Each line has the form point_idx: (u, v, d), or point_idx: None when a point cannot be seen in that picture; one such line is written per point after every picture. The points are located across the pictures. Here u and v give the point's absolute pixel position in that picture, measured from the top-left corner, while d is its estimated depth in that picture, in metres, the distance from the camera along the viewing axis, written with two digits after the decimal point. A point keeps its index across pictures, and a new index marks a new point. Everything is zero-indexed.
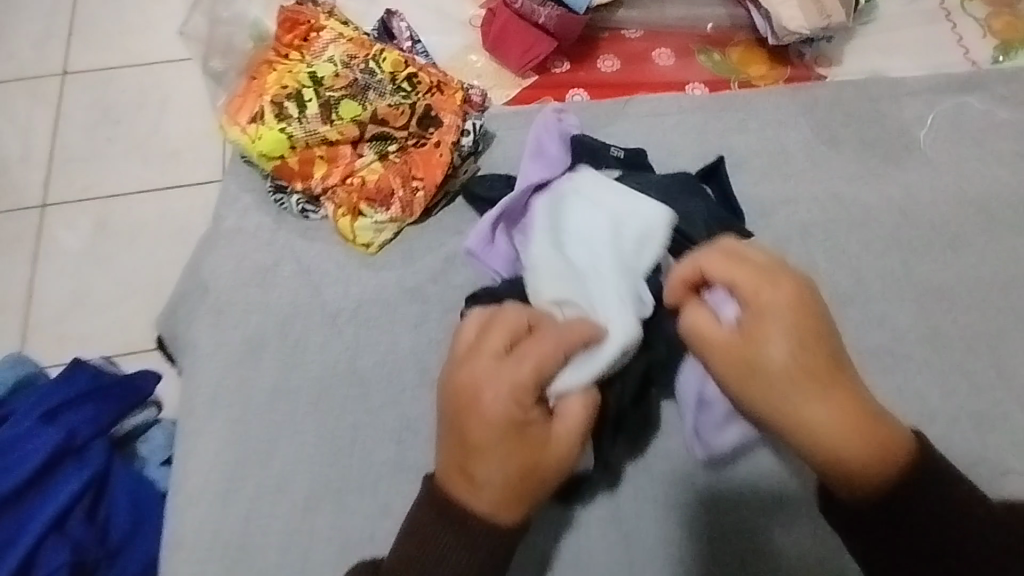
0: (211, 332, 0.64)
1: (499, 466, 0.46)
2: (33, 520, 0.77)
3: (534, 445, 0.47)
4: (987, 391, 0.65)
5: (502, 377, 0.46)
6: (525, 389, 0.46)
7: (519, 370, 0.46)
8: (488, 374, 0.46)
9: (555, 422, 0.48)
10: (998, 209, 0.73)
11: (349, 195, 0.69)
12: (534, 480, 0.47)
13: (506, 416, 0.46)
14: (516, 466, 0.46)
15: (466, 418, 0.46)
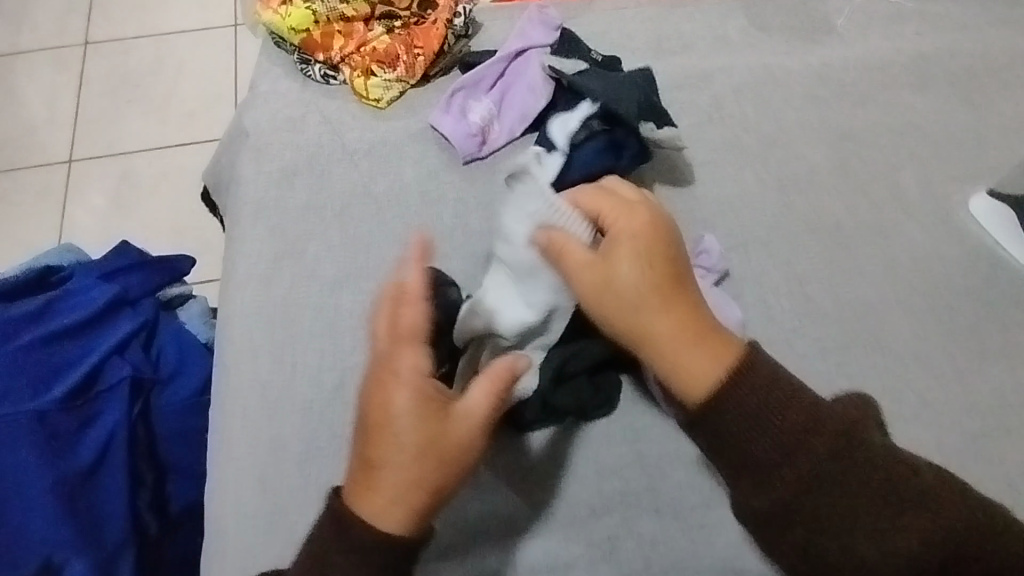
0: (254, 165, 0.80)
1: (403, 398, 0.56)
2: (98, 346, 0.91)
3: (437, 425, 0.56)
4: (887, 205, 0.79)
5: (407, 375, 0.57)
6: (431, 395, 0.57)
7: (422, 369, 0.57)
8: (402, 383, 0.56)
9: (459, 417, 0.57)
10: (898, 71, 0.88)
11: (363, 59, 0.84)
12: (436, 446, 0.56)
13: (405, 405, 0.56)
14: (420, 423, 0.56)
15: (380, 411, 0.56)
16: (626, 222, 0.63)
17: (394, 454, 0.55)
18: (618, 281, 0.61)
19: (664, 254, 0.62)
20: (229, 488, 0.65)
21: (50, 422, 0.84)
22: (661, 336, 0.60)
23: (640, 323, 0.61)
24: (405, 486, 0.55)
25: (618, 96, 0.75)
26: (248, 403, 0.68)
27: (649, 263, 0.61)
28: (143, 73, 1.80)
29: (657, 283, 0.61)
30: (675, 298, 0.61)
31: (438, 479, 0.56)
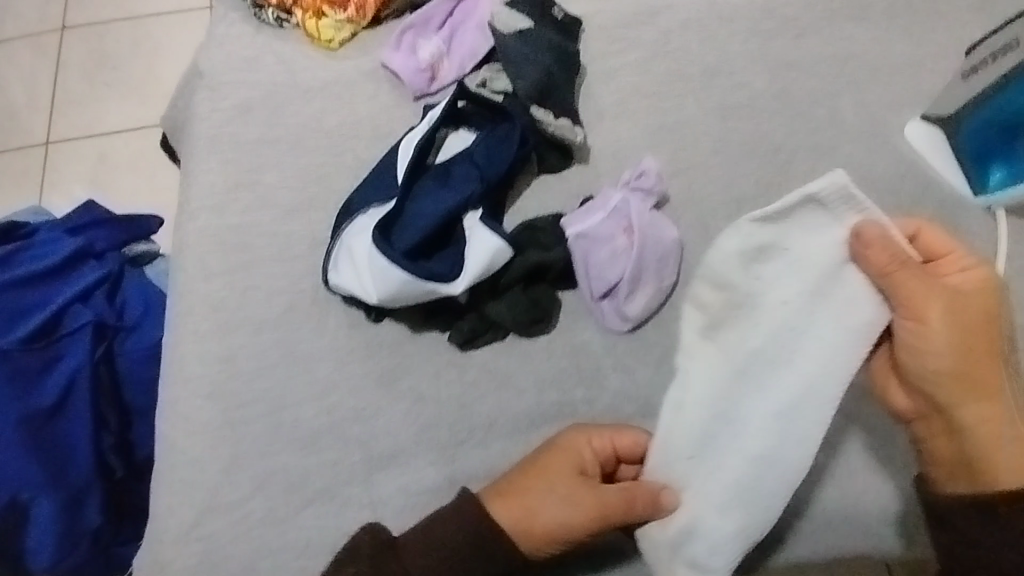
0: (208, 104, 0.81)
1: (553, 493, 0.61)
2: (62, 294, 0.91)
3: (589, 493, 0.61)
4: (824, 132, 0.82)
5: (573, 458, 0.62)
6: (626, 498, 0.61)
7: (586, 463, 0.63)
8: (580, 450, 0.63)
9: (641, 479, 0.63)
10: (840, 4, 0.89)
11: (314, 1, 0.85)
12: (599, 517, 0.60)
13: (570, 470, 0.62)
14: (576, 500, 0.61)
15: (546, 460, 0.63)
16: (971, 285, 0.56)
17: (540, 503, 0.61)
18: (941, 366, 0.55)
19: (974, 326, 0.55)
20: (180, 405, 0.67)
21: (13, 364, 0.85)
22: (937, 369, 0.56)
23: (927, 377, 0.56)
24: (540, 528, 0.61)
25: (541, 50, 0.80)
26: (199, 327, 0.70)
27: (952, 347, 0.55)
28: (119, 52, 1.81)
29: (972, 352, 0.55)
30: (972, 336, 0.55)
31: (556, 529, 0.60)
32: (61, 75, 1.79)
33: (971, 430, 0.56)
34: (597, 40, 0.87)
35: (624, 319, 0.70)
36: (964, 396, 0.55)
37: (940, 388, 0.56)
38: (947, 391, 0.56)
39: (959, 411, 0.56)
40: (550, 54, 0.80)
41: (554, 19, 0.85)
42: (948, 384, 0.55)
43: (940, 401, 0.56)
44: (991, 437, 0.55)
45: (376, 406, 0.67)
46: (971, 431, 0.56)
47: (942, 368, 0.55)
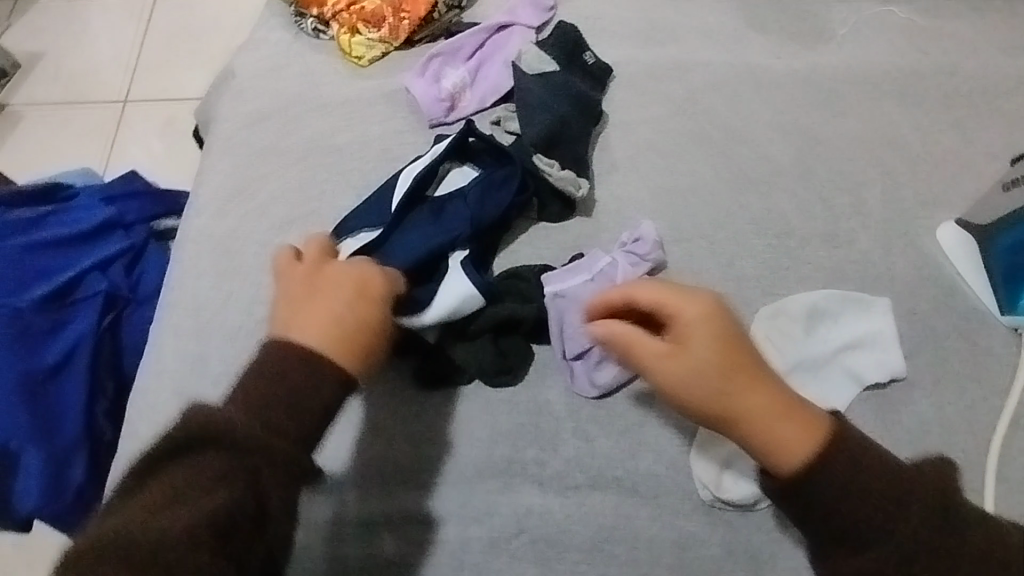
0: (234, 106, 0.84)
1: (342, 300, 0.60)
2: (83, 260, 0.97)
3: (374, 317, 0.61)
4: (844, 220, 0.78)
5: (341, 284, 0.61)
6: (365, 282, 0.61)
7: (338, 288, 0.61)
8: (357, 275, 0.62)
9: (339, 267, 0.63)
10: (888, 87, 0.85)
11: (351, 18, 0.88)
12: (367, 331, 0.59)
13: (344, 301, 0.60)
14: (355, 302, 0.60)
15: (328, 280, 0.61)
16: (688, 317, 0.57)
17: (317, 316, 0.59)
18: (670, 378, 0.56)
19: (739, 352, 0.56)
20: (149, 397, 0.69)
21: (25, 320, 0.91)
22: (695, 372, 0.56)
23: (682, 392, 0.56)
24: (323, 342, 0.58)
25: (558, 96, 0.79)
26: (181, 321, 0.72)
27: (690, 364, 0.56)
28: (198, 26, 1.89)
29: (728, 371, 0.56)
30: (711, 369, 0.56)
31: (352, 357, 0.59)
32: (142, 41, 1.89)
33: (751, 416, 0.55)
34: (624, 91, 0.85)
35: (591, 385, 0.67)
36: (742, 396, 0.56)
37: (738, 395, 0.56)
38: (734, 381, 0.55)
39: (760, 393, 0.56)
40: (567, 100, 0.79)
41: (583, 66, 0.84)
42: (741, 394, 0.55)
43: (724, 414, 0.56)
44: (765, 437, 0.55)
45: (329, 430, 0.68)
46: (748, 421, 0.55)
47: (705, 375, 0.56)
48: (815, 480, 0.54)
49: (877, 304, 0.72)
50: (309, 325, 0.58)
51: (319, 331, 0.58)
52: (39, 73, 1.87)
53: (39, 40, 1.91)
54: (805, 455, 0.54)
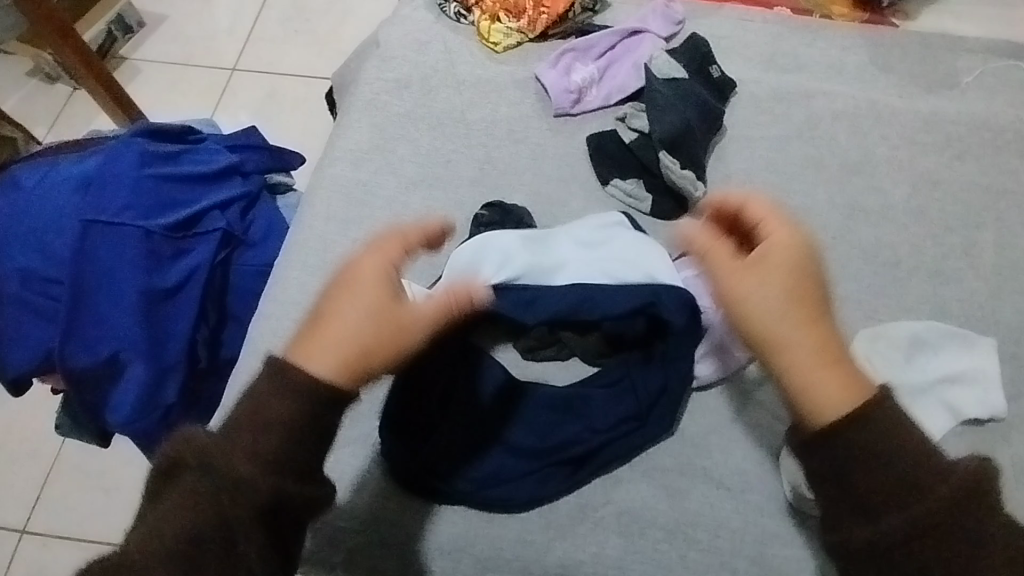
0: (375, 72, 0.90)
1: (354, 309, 0.57)
2: (206, 198, 1.00)
3: (393, 311, 0.58)
4: (952, 260, 0.78)
5: (354, 303, 0.57)
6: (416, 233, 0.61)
7: (368, 296, 0.58)
8: (374, 253, 0.59)
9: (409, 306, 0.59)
10: (1010, 138, 0.85)
11: (493, 6, 0.93)
12: (372, 358, 0.57)
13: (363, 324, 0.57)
14: (370, 327, 0.57)
15: (321, 328, 0.57)
16: (772, 263, 0.60)
17: (335, 332, 0.57)
18: (734, 288, 0.60)
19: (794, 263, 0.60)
20: (272, 322, 0.75)
21: (153, 243, 0.93)
22: (767, 311, 0.58)
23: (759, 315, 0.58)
24: (341, 360, 0.56)
25: (684, 104, 0.82)
26: (308, 260, 0.78)
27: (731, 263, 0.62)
28: (314, 7, 2.00)
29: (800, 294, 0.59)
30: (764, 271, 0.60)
31: (367, 363, 0.57)
32: (261, 14, 2.01)
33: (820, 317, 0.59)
34: (745, 107, 0.88)
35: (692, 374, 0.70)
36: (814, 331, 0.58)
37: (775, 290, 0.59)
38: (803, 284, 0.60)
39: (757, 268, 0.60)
40: (692, 108, 0.82)
41: (709, 77, 0.87)
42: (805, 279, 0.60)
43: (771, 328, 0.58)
44: (803, 379, 0.56)
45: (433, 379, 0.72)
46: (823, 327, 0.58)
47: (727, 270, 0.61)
48: (847, 433, 0.54)
49: (981, 341, 0.72)
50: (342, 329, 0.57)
51: (324, 367, 0.56)
52: (163, 32, 2.01)
53: (166, 2, 2.05)
54: (846, 399, 0.55)
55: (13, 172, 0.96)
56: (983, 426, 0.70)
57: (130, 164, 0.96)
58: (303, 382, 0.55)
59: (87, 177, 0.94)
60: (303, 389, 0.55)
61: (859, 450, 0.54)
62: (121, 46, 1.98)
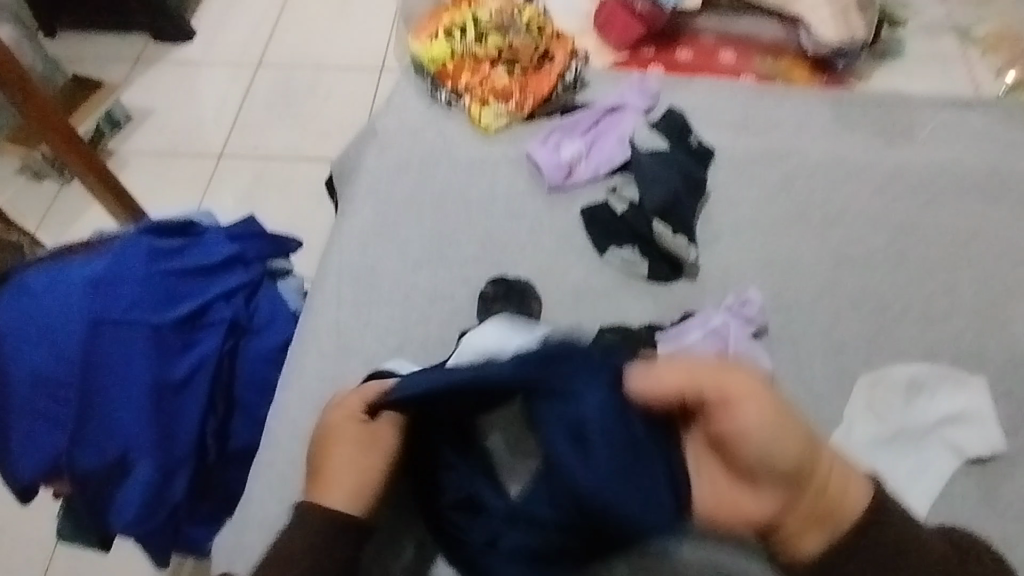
0: (375, 159, 0.95)
1: (335, 500, 0.66)
2: (211, 289, 1.01)
3: (369, 436, 0.69)
4: (935, 301, 0.83)
5: (345, 440, 0.69)
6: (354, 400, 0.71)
7: (347, 427, 0.69)
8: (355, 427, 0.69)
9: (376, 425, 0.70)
10: (971, 184, 0.92)
11: (482, 93, 0.99)
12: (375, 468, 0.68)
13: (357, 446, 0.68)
14: (361, 456, 0.68)
15: (322, 457, 0.69)
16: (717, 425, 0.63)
17: (336, 474, 0.67)
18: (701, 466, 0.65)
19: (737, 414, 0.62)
20: (291, 410, 0.76)
21: (162, 337, 0.94)
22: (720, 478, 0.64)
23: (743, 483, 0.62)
24: (351, 492, 0.67)
25: (670, 172, 0.88)
26: (322, 345, 0.80)
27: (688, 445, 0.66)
28: (298, 95, 2.09)
29: (778, 454, 0.61)
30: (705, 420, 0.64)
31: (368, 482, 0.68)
32: (246, 104, 2.09)
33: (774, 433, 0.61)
34: (726, 171, 0.94)
35: None
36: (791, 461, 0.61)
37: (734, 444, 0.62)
38: (762, 431, 0.62)
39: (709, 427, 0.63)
40: (677, 175, 0.88)
41: (690, 146, 0.93)
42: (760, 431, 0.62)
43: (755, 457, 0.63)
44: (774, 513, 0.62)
45: None
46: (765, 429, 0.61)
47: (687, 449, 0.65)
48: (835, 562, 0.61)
49: (974, 379, 0.76)
50: (337, 480, 0.67)
51: (341, 499, 0.66)
52: (152, 125, 2.07)
53: (153, 96, 2.13)
54: (828, 536, 0.61)
55: (20, 277, 0.97)
56: (986, 463, 0.72)
57: (138, 261, 0.98)
58: (333, 520, 0.65)
59: (94, 276, 0.95)
60: (338, 534, 0.65)
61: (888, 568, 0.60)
62: (109, 141, 2.03)
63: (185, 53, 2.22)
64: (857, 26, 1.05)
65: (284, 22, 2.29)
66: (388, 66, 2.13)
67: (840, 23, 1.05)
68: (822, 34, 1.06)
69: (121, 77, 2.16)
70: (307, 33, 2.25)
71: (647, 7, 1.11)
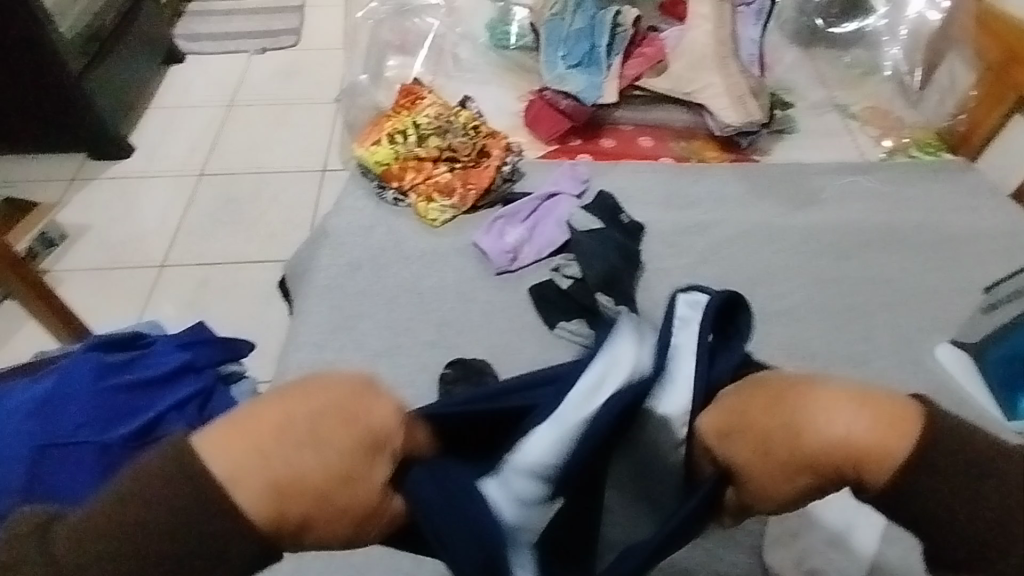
0: (329, 257, 0.99)
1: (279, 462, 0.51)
2: (160, 401, 0.95)
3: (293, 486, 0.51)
4: (857, 344, 0.91)
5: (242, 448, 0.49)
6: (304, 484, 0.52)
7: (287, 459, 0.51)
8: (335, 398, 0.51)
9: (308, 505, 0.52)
10: (871, 238, 1.03)
11: (427, 190, 1.07)
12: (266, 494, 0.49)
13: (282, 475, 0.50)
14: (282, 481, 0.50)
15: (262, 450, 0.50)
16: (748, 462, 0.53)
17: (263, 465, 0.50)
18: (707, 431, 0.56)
19: (735, 426, 0.54)
20: None
21: (109, 458, 0.88)
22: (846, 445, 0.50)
23: (749, 489, 0.53)
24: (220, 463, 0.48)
25: (607, 249, 0.95)
26: None
27: (718, 422, 0.56)
28: (242, 201, 2.13)
29: (759, 447, 0.52)
30: (723, 419, 0.55)
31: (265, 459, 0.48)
32: (189, 213, 2.11)
33: (814, 442, 0.49)
34: (656, 243, 1.02)
35: None
36: (792, 474, 0.51)
37: (805, 453, 0.50)
38: (785, 448, 0.51)
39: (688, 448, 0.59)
40: (614, 252, 0.95)
41: (622, 224, 1.02)
42: (769, 437, 0.51)
43: (764, 450, 0.51)
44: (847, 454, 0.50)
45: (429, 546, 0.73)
46: (841, 429, 0.49)
47: (712, 431, 0.56)
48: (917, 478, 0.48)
49: None
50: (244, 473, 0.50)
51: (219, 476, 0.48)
52: (89, 241, 2.05)
53: (91, 213, 2.12)
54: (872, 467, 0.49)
55: None
56: None
57: (85, 380, 0.94)
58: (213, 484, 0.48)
59: (38, 401, 0.91)
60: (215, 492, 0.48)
61: (931, 501, 0.47)
62: (43, 260, 2.00)
63: (124, 169, 2.25)
64: (754, 109, 1.19)
65: (224, 134, 2.36)
66: (331, 168, 2.21)
67: (738, 107, 1.20)
68: (724, 117, 1.20)
69: (56, 197, 2.16)
70: (248, 143, 2.33)
71: (572, 106, 1.25)
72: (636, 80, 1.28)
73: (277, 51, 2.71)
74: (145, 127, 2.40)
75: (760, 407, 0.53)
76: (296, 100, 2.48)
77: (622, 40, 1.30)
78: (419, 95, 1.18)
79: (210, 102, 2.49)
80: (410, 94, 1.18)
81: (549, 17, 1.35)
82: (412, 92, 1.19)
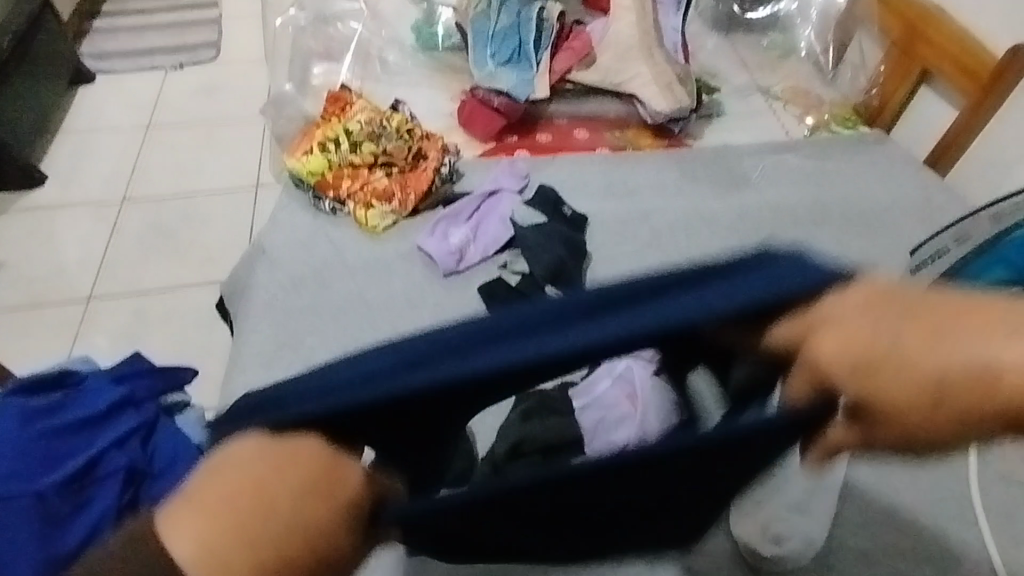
0: (268, 275, 0.95)
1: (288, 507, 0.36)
2: (98, 440, 0.89)
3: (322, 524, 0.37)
4: None
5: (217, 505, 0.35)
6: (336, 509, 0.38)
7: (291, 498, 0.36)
8: (262, 468, 0.36)
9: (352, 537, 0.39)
10: (801, 213, 1.08)
11: (365, 196, 1.04)
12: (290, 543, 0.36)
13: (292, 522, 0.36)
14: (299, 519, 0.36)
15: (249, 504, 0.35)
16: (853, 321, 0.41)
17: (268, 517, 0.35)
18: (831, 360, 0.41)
19: (877, 357, 0.40)
20: None
21: (46, 506, 0.80)
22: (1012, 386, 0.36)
23: (908, 428, 0.40)
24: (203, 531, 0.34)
25: (552, 242, 0.95)
26: None
27: (840, 323, 0.41)
28: (171, 224, 2.03)
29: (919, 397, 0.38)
30: (835, 340, 0.41)
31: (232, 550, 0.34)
32: (112, 242, 1.99)
33: (1009, 387, 0.36)
34: (600, 233, 1.03)
35: None
36: (979, 419, 0.37)
37: (981, 402, 0.37)
38: (968, 395, 0.37)
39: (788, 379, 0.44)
40: (559, 245, 0.96)
41: (565, 215, 1.02)
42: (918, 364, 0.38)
43: (930, 388, 0.38)
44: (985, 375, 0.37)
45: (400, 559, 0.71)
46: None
47: (835, 361, 0.41)
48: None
49: None
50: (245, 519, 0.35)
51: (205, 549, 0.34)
52: (4, 279, 1.91)
53: (4, 249, 1.98)
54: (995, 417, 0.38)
55: None
56: None
57: (11, 427, 0.87)
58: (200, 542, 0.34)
59: None
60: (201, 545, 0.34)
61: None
62: None
63: (37, 201, 2.11)
64: (682, 95, 1.22)
65: (145, 156, 2.25)
66: (264, 183, 2.15)
67: (667, 94, 1.22)
68: (654, 105, 1.23)
69: None
70: (171, 163, 2.22)
71: (505, 103, 1.24)
72: (566, 73, 1.29)
73: (195, 65, 2.60)
74: (57, 154, 2.26)
75: (898, 316, 0.40)
76: (220, 116, 2.39)
77: (549, 35, 1.31)
78: (349, 100, 1.16)
79: (127, 123, 2.36)
80: (339, 100, 1.15)
81: (474, 16, 1.35)
82: (340, 97, 1.16)
